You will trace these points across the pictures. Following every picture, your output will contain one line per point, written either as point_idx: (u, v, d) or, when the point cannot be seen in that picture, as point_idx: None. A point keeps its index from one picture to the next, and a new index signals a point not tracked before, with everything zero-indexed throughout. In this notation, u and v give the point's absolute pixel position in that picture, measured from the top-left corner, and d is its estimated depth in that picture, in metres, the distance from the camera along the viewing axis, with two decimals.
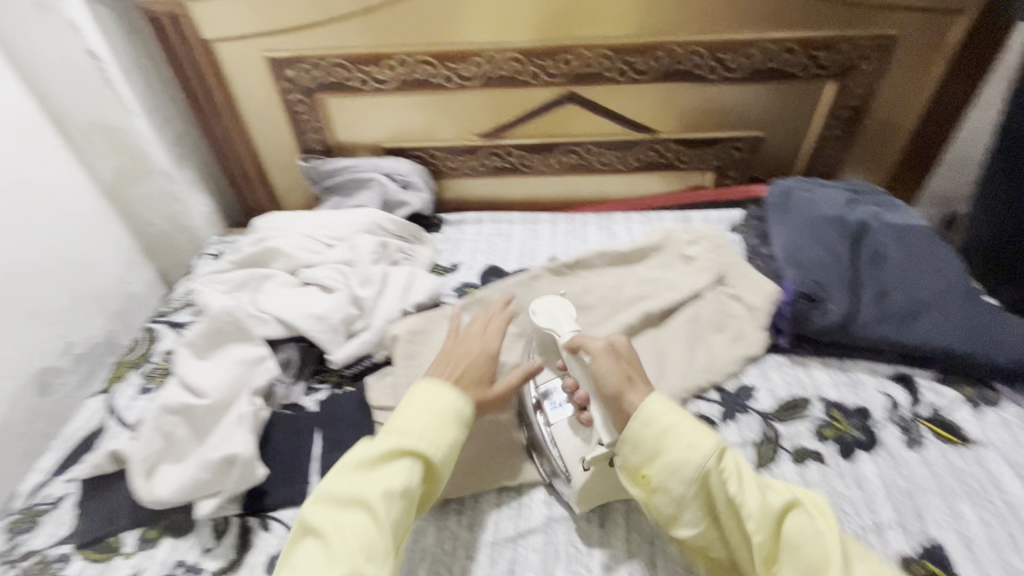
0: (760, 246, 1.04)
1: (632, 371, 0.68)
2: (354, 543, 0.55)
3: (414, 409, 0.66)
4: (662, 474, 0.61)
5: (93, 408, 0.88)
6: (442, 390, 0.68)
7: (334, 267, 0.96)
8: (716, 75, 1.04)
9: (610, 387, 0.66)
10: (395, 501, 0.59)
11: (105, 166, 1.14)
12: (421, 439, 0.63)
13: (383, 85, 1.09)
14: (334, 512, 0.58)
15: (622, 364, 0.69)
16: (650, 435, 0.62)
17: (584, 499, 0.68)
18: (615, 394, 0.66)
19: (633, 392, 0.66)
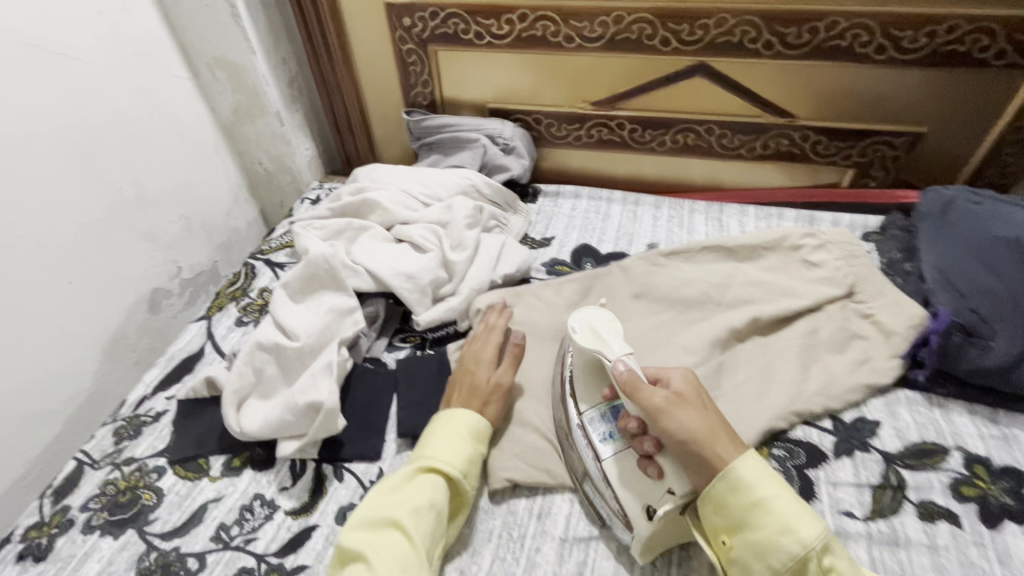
0: (902, 261, 0.89)
1: (713, 425, 0.57)
2: (392, 562, 0.55)
3: (434, 438, 0.66)
4: (746, 551, 0.53)
5: (195, 332, 0.93)
6: (459, 414, 0.68)
7: (428, 226, 0.93)
8: (883, 55, 0.89)
9: (679, 431, 0.57)
10: (425, 517, 0.59)
11: (224, 102, 1.17)
12: (441, 462, 0.63)
13: (498, 40, 1.03)
14: (372, 532, 0.58)
15: (698, 415, 0.58)
16: (736, 503, 0.54)
17: (647, 548, 0.60)
18: (692, 442, 0.56)
19: (715, 447, 0.56)
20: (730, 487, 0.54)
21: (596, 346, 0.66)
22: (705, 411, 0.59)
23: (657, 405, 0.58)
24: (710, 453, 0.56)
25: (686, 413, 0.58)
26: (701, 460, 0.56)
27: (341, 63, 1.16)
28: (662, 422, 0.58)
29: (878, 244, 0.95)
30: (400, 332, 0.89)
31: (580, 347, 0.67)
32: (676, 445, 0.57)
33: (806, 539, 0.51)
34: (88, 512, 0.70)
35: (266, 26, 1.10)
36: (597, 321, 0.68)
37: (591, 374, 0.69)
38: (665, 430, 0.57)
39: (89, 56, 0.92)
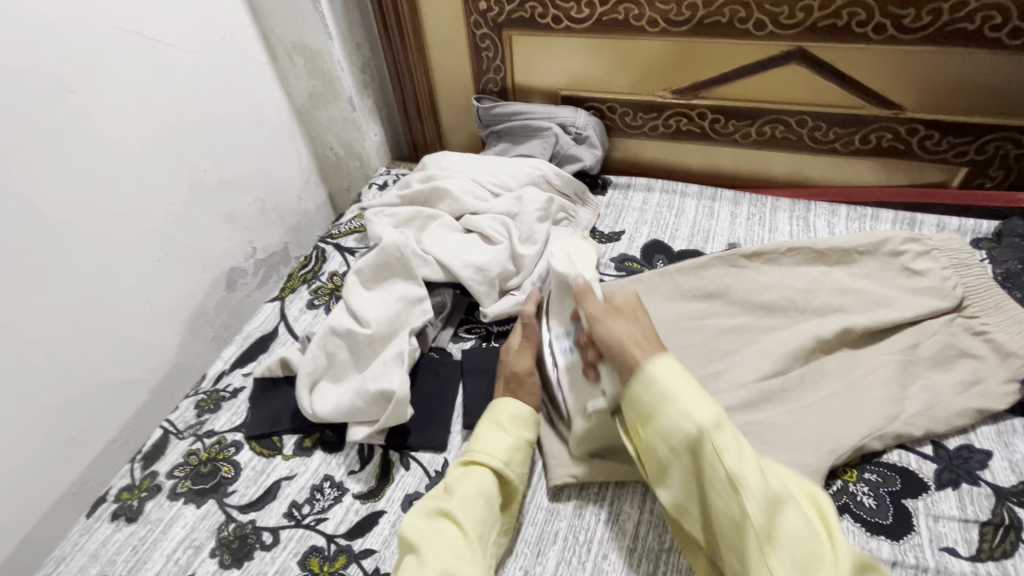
0: (1022, 273, 0.80)
1: (642, 333, 0.63)
2: (444, 549, 0.55)
3: (479, 433, 0.67)
4: (653, 437, 0.57)
5: (269, 312, 0.97)
6: (499, 406, 0.70)
7: (498, 217, 0.92)
8: (1018, 40, 0.79)
9: (615, 335, 0.63)
10: (474, 507, 0.59)
11: (300, 87, 1.20)
12: (485, 454, 0.64)
13: (576, 24, 1.00)
14: (426, 522, 0.58)
15: (631, 326, 0.64)
16: (647, 396, 0.58)
17: (582, 442, 0.68)
18: (616, 346, 0.62)
19: (633, 352, 0.60)
20: (643, 382, 0.58)
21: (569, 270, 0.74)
22: (635, 322, 0.64)
23: (606, 316, 0.65)
24: (628, 351, 0.61)
25: (621, 323, 0.64)
26: (621, 355, 0.61)
27: (413, 48, 1.15)
28: (602, 327, 0.64)
29: (993, 253, 0.85)
30: (466, 323, 0.89)
31: (557, 271, 0.75)
32: (606, 349, 0.63)
33: (698, 421, 0.53)
34: (174, 479, 0.74)
35: (343, 11, 1.11)
36: (574, 255, 0.76)
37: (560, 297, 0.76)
38: (602, 329, 0.64)
39: (181, 42, 0.96)
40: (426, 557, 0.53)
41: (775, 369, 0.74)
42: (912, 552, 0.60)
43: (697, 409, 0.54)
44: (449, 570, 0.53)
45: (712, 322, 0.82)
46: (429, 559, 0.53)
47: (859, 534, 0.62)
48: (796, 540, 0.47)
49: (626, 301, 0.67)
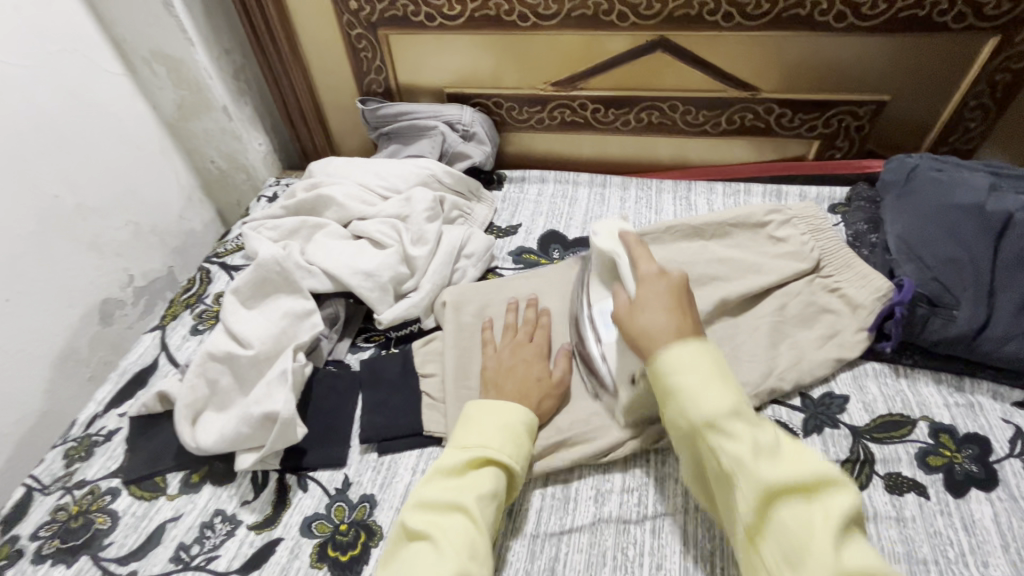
0: (868, 232, 0.88)
1: (681, 313, 0.61)
2: (460, 546, 0.53)
3: (492, 428, 0.62)
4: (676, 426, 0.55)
5: (148, 343, 0.89)
6: (512, 408, 0.65)
7: (387, 221, 0.90)
8: (843, 23, 0.87)
9: (644, 327, 0.61)
10: (489, 505, 0.57)
11: (166, 99, 1.11)
12: (504, 453, 0.61)
13: (450, 22, 0.99)
14: (432, 514, 0.56)
15: (671, 312, 0.62)
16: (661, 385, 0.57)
17: (630, 412, 0.68)
18: (644, 337, 0.60)
19: (661, 336, 0.59)
20: (665, 377, 0.57)
21: (609, 249, 0.73)
22: (667, 306, 0.62)
23: (628, 309, 0.64)
24: (646, 338, 0.60)
25: (647, 292, 0.64)
26: (639, 347, 0.61)
27: (288, 52, 1.10)
28: (631, 320, 0.63)
29: (845, 216, 0.94)
30: (364, 332, 0.87)
31: (599, 246, 0.75)
32: (632, 334, 0.62)
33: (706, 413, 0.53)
34: (39, 540, 0.67)
35: (204, 15, 1.03)
36: (615, 228, 0.77)
37: (605, 275, 0.77)
38: (628, 325, 0.62)
39: (10, 55, 0.86)
40: (445, 555, 0.52)
41: None
42: None
43: (708, 402, 0.53)
44: (465, 568, 0.52)
45: None
46: (446, 555, 0.52)
47: None
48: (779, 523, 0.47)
49: (655, 271, 0.66)
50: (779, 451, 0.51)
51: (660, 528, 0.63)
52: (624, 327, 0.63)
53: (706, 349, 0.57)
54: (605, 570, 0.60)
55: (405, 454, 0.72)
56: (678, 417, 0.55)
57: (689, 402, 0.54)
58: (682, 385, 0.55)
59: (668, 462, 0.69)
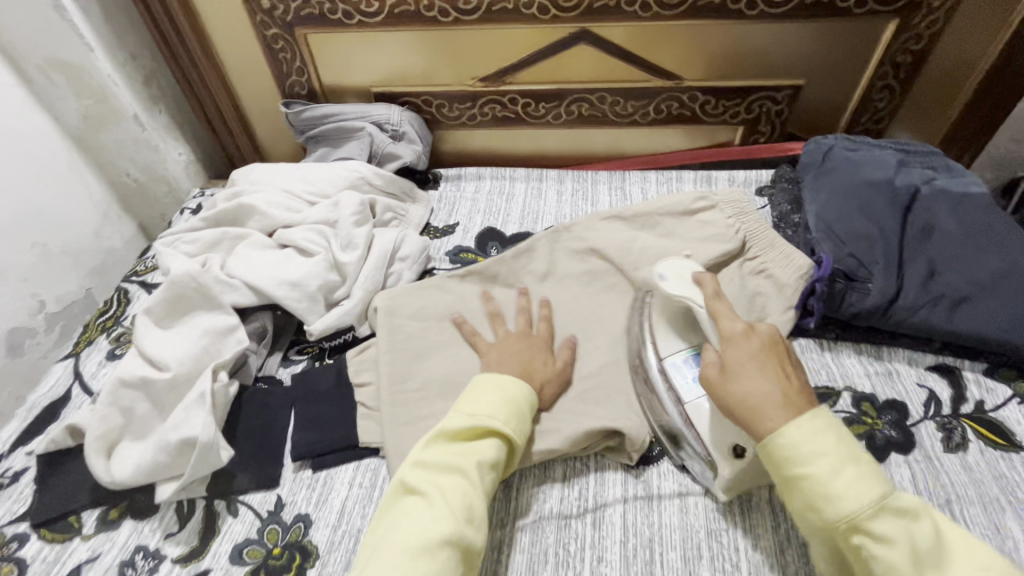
0: (792, 213, 0.91)
1: (787, 382, 0.54)
2: (455, 505, 0.54)
3: (497, 400, 0.62)
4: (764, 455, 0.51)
5: (60, 374, 0.83)
6: (515, 385, 0.65)
7: (314, 227, 0.86)
8: (755, 10, 0.89)
9: (743, 399, 0.54)
10: (486, 474, 0.58)
11: (69, 110, 1.02)
12: (507, 426, 0.61)
13: (369, 19, 0.96)
14: (430, 474, 0.57)
15: (782, 387, 0.53)
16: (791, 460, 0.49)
17: (732, 487, 0.60)
18: (745, 410, 0.53)
19: (768, 414, 0.51)
20: (787, 453, 0.49)
21: (682, 294, 0.66)
22: (769, 376, 0.54)
23: (721, 374, 0.56)
24: (746, 412, 0.53)
25: (736, 353, 0.57)
26: (736, 419, 0.54)
27: (201, 55, 1.04)
28: (727, 389, 0.55)
29: (770, 198, 0.96)
30: (297, 345, 0.84)
31: (666, 292, 0.67)
32: (735, 413, 0.54)
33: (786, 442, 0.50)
34: None
35: (102, 18, 0.97)
36: (682, 270, 0.69)
37: (673, 321, 0.70)
38: (723, 390, 0.55)
39: None
40: (439, 512, 0.53)
41: (599, 336, 0.77)
42: None
43: (788, 427, 0.50)
44: (460, 529, 0.53)
45: (543, 296, 0.83)
46: (442, 513, 0.53)
47: (677, 472, 0.66)
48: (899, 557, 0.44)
49: (743, 328, 0.58)
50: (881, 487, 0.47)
51: (601, 520, 0.63)
52: (716, 395, 0.56)
53: (821, 418, 0.50)
54: (547, 568, 0.60)
55: (342, 467, 0.70)
56: (772, 460, 0.51)
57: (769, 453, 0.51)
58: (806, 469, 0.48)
59: (608, 453, 0.69)
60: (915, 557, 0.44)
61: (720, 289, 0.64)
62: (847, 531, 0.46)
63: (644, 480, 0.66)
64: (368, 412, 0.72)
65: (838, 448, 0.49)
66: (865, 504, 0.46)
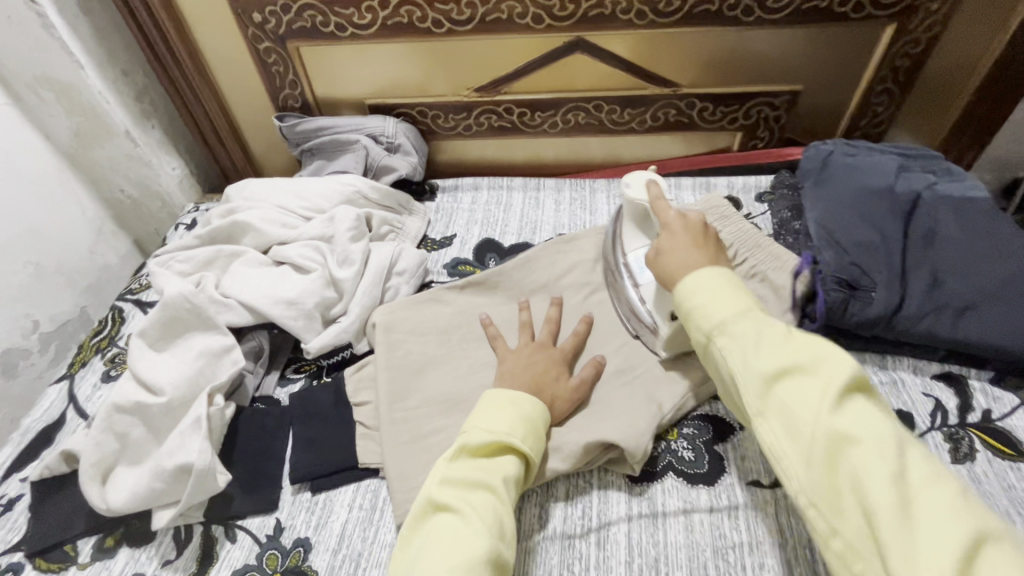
0: (792, 220, 0.89)
1: (707, 254, 0.62)
2: (489, 522, 0.54)
3: (516, 413, 0.62)
4: (685, 313, 0.58)
5: (55, 397, 0.82)
6: (531, 399, 0.64)
7: (309, 243, 0.85)
8: (752, 16, 0.89)
9: (669, 271, 0.62)
10: (512, 489, 0.58)
11: (59, 127, 1.01)
12: (529, 440, 0.60)
13: (362, 31, 0.95)
14: (458, 491, 0.56)
15: (698, 254, 0.62)
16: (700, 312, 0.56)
17: (671, 342, 0.70)
18: (670, 277, 0.62)
19: (682, 272, 0.61)
20: (692, 304, 0.57)
21: (636, 198, 0.73)
22: (691, 249, 0.62)
23: (654, 253, 0.65)
24: (670, 279, 0.62)
25: (667, 237, 0.65)
26: (664, 283, 0.63)
27: (193, 70, 1.03)
28: (658, 266, 0.64)
29: (771, 204, 0.95)
30: (294, 363, 0.83)
31: (630, 200, 0.74)
32: (661, 277, 0.64)
33: (702, 301, 0.56)
34: None
35: (93, 36, 0.96)
36: (642, 177, 0.75)
37: (640, 224, 0.77)
38: (655, 265, 0.64)
39: None
40: (476, 529, 0.52)
41: (600, 348, 0.76)
42: (725, 494, 0.64)
43: (707, 293, 0.56)
44: (496, 546, 0.52)
45: (542, 309, 0.82)
46: (478, 530, 0.52)
47: (682, 488, 0.65)
48: (795, 400, 0.47)
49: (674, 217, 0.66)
50: (793, 346, 0.50)
51: (605, 539, 0.62)
52: (653, 270, 0.65)
53: (728, 280, 0.57)
54: None
55: (342, 489, 0.69)
56: (692, 331, 0.57)
57: (700, 317, 0.56)
58: (721, 327, 0.54)
59: (611, 470, 0.68)
60: (825, 396, 0.46)
61: (665, 193, 0.71)
62: (766, 378, 0.49)
63: (648, 498, 0.65)
64: (367, 432, 0.71)
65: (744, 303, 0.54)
66: (765, 353, 0.50)
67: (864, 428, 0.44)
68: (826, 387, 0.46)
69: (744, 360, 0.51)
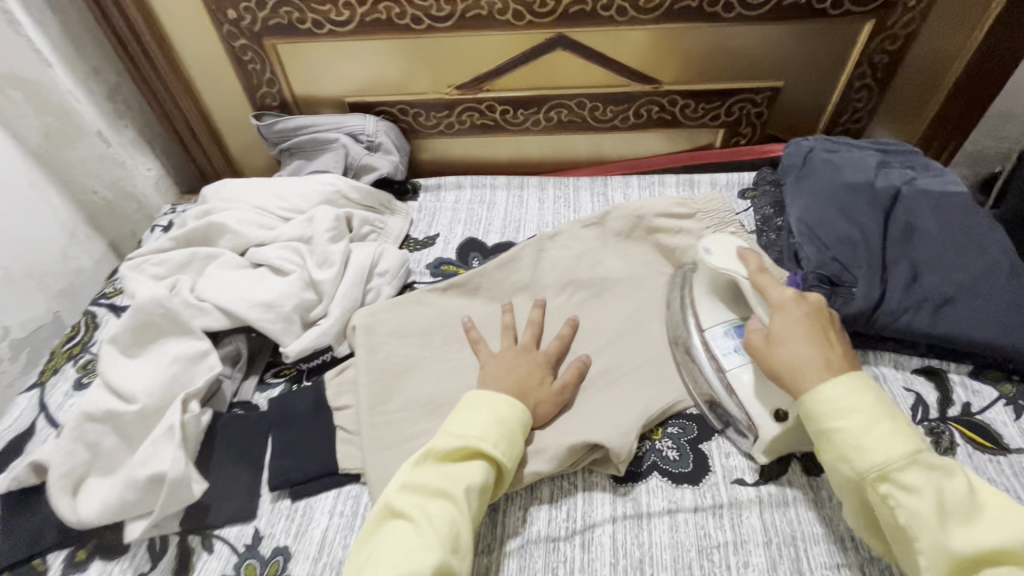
0: (774, 216, 0.89)
1: (830, 350, 0.56)
2: (441, 532, 0.53)
3: (485, 419, 0.61)
4: (827, 446, 0.53)
5: (24, 405, 0.80)
6: (505, 403, 0.63)
7: (287, 244, 0.84)
8: (732, 12, 0.88)
9: (788, 363, 0.56)
10: (476, 497, 0.57)
11: (29, 128, 0.96)
12: (496, 447, 0.59)
13: (340, 28, 0.93)
14: (417, 498, 0.56)
15: (826, 353, 0.55)
16: (841, 440, 0.52)
17: (773, 448, 0.63)
18: (790, 374, 0.56)
19: (809, 374, 0.54)
20: (829, 428, 0.53)
21: (728, 268, 0.67)
22: (815, 344, 0.56)
23: (766, 341, 0.59)
24: (789, 376, 0.56)
25: (783, 323, 0.58)
26: (780, 382, 0.57)
27: (166, 68, 1.01)
28: (771, 354, 0.57)
29: (754, 201, 0.95)
30: (273, 367, 0.81)
31: (714, 267, 0.68)
32: (776, 374, 0.57)
33: (850, 435, 0.51)
34: None
35: (61, 34, 0.93)
36: (729, 244, 0.69)
37: (720, 296, 0.71)
38: (768, 359, 0.58)
39: None
40: (426, 540, 0.52)
41: (585, 348, 0.75)
42: (710, 492, 0.64)
43: (855, 428, 0.51)
44: (446, 557, 0.52)
45: (526, 309, 0.81)
46: (428, 540, 0.52)
47: (666, 488, 0.65)
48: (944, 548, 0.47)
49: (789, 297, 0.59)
50: (963, 504, 0.48)
51: (589, 541, 0.62)
52: (763, 362, 0.59)
53: (862, 384, 0.53)
54: None
55: (322, 496, 0.67)
56: (836, 462, 0.52)
57: (849, 449, 0.51)
58: (847, 427, 0.51)
59: (595, 470, 0.67)
60: (940, 506, 0.48)
61: (763, 264, 0.65)
62: (876, 479, 0.50)
63: (632, 498, 0.65)
64: (347, 436, 0.70)
65: (899, 442, 0.50)
66: (897, 455, 0.49)
67: (1002, 537, 0.46)
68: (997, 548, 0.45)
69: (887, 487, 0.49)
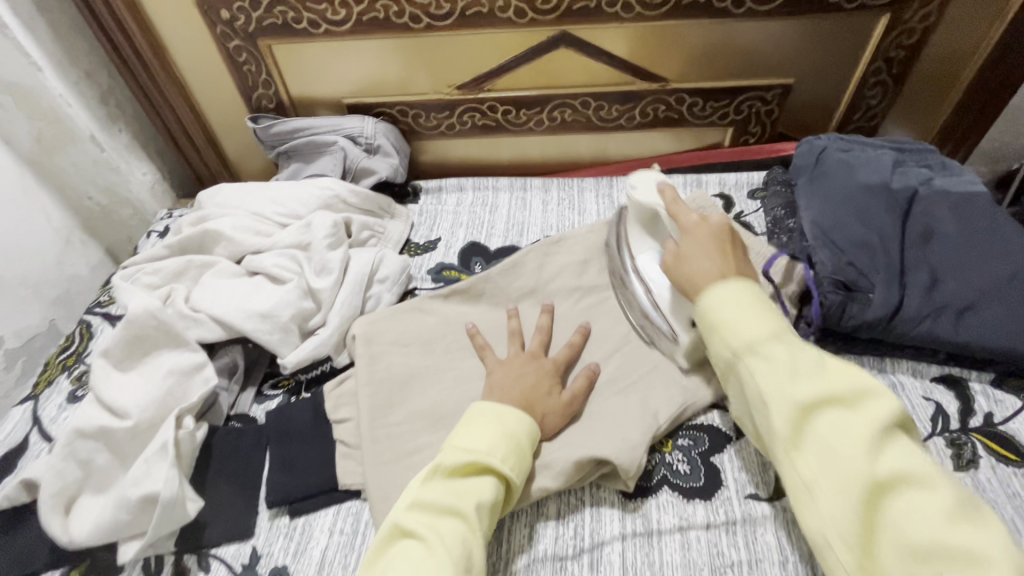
0: (786, 218, 0.86)
1: (730, 259, 0.59)
2: (455, 551, 0.50)
3: (494, 433, 0.58)
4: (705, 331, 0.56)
5: (18, 419, 0.78)
6: (513, 416, 0.60)
7: (285, 252, 0.82)
8: (742, 8, 0.85)
9: (688, 274, 0.60)
10: (486, 515, 0.54)
11: (19, 133, 0.95)
12: (506, 462, 0.57)
13: (337, 27, 0.91)
14: (427, 516, 0.53)
15: (723, 261, 0.59)
16: (717, 324, 0.55)
17: (691, 356, 0.68)
18: (689, 284, 0.59)
19: (705, 282, 0.58)
20: (711, 316, 0.55)
21: (648, 201, 0.71)
22: (712, 254, 0.60)
23: (672, 256, 0.62)
24: (689, 286, 0.59)
25: (688, 240, 0.62)
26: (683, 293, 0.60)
27: (160, 70, 0.99)
28: (677, 269, 0.61)
29: (764, 202, 0.92)
30: (271, 378, 0.79)
31: (638, 201, 0.72)
32: (681, 286, 0.61)
33: (717, 314, 0.55)
34: None
35: (51, 36, 0.91)
36: (650, 179, 0.74)
37: (647, 227, 0.76)
38: (674, 272, 0.61)
39: None
40: (440, 561, 0.49)
41: (591, 357, 0.73)
42: (722, 508, 0.62)
43: (718, 304, 0.55)
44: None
45: (531, 317, 0.79)
46: (441, 561, 0.49)
47: (677, 504, 0.63)
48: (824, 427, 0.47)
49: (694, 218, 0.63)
50: (822, 371, 0.50)
51: (598, 560, 0.59)
52: (671, 276, 0.62)
53: (749, 287, 0.56)
54: None
55: (321, 513, 0.65)
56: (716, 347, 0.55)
57: (727, 333, 0.54)
58: (725, 318, 0.54)
59: (603, 485, 0.65)
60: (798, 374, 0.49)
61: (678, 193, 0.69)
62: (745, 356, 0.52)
63: (642, 514, 0.62)
64: (347, 451, 0.68)
65: (768, 322, 0.53)
66: (761, 332, 0.52)
67: (851, 393, 0.48)
68: (867, 422, 0.46)
69: (780, 386, 0.49)
